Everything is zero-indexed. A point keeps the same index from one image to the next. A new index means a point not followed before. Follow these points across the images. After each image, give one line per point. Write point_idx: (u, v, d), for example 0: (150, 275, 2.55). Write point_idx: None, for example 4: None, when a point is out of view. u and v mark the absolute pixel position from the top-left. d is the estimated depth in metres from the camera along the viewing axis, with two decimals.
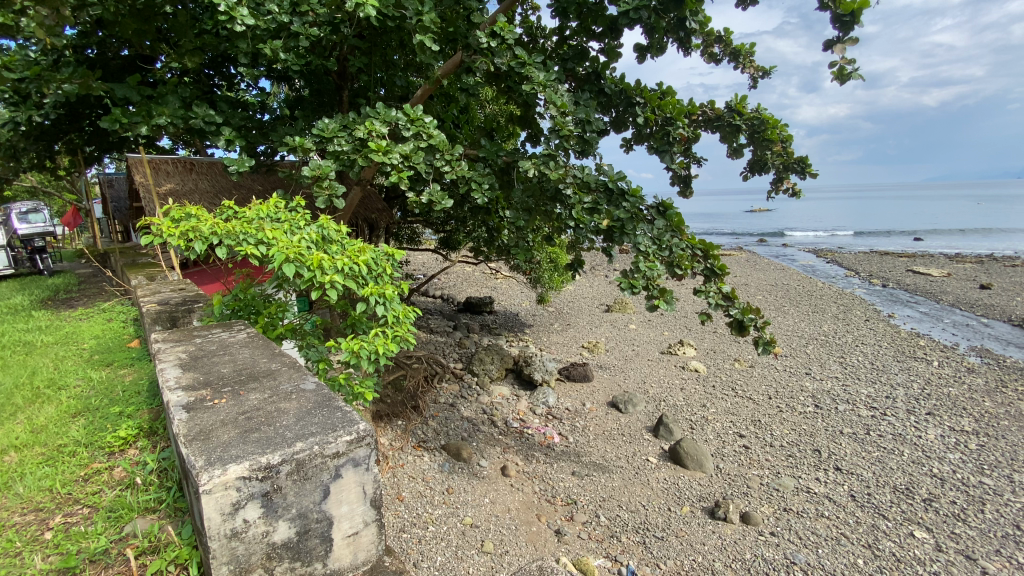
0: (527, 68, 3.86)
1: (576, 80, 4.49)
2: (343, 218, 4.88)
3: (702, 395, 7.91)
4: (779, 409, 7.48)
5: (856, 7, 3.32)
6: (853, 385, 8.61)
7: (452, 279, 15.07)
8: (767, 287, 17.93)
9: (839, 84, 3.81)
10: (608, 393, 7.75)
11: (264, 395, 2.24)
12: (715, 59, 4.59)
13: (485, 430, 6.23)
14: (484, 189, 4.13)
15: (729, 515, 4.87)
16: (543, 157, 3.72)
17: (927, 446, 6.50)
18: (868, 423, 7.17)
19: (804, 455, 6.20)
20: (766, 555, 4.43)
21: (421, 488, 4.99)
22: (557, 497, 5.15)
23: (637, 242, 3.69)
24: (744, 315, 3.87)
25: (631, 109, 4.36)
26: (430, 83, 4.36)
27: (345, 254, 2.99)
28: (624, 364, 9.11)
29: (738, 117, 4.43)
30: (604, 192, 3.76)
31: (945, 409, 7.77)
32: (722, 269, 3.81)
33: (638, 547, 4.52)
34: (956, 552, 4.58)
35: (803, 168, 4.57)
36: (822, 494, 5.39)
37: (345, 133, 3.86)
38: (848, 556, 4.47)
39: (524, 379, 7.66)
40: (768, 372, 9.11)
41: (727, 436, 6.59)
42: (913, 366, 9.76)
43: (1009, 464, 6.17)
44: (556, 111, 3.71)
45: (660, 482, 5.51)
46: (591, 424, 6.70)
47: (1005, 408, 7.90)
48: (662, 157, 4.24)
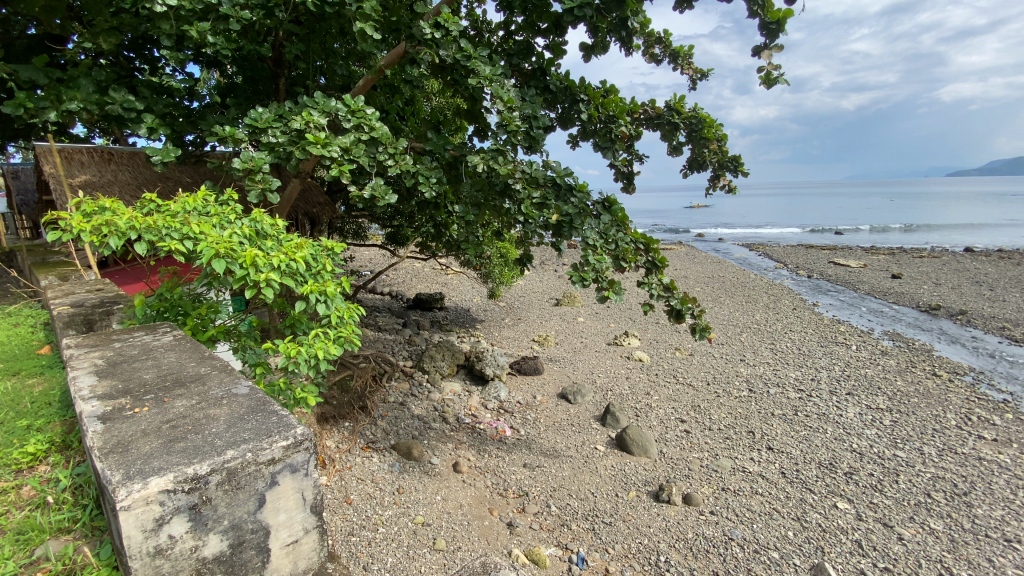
0: (472, 61, 3.80)
1: (523, 76, 4.48)
2: (281, 213, 4.66)
3: (647, 383, 8.22)
4: (717, 394, 7.90)
5: (782, 15, 3.52)
6: (783, 370, 9.23)
7: (400, 275, 14.82)
8: (705, 279, 18.85)
9: (766, 88, 4.02)
10: (557, 385, 7.88)
11: (191, 401, 2.10)
12: (656, 60, 4.72)
13: (436, 428, 6.16)
14: (430, 184, 4.05)
15: (672, 497, 5.08)
16: (491, 151, 3.69)
17: (847, 424, 7.07)
18: (796, 404, 7.70)
19: (740, 437, 6.58)
20: (706, 533, 4.66)
21: (370, 490, 4.87)
22: (509, 490, 5.19)
23: (585, 236, 3.76)
24: (683, 304, 4.03)
25: (576, 106, 4.41)
26: (372, 73, 4.22)
27: (281, 251, 2.85)
28: (573, 356, 9.31)
29: (677, 115, 4.59)
30: (552, 187, 3.79)
31: (863, 389, 8.48)
32: (662, 262, 3.95)
33: (588, 534, 4.63)
34: (874, 520, 4.99)
35: (736, 166, 4.81)
36: (756, 473, 5.74)
37: (280, 124, 3.68)
38: (779, 529, 4.77)
39: (475, 374, 7.64)
40: (706, 359, 9.59)
41: (670, 422, 6.88)
42: (835, 351, 10.58)
43: (916, 437, 6.81)
44: (503, 105, 3.66)
45: (608, 469, 5.67)
46: (542, 416, 6.80)
47: (913, 386, 8.73)
48: (606, 154, 4.31)
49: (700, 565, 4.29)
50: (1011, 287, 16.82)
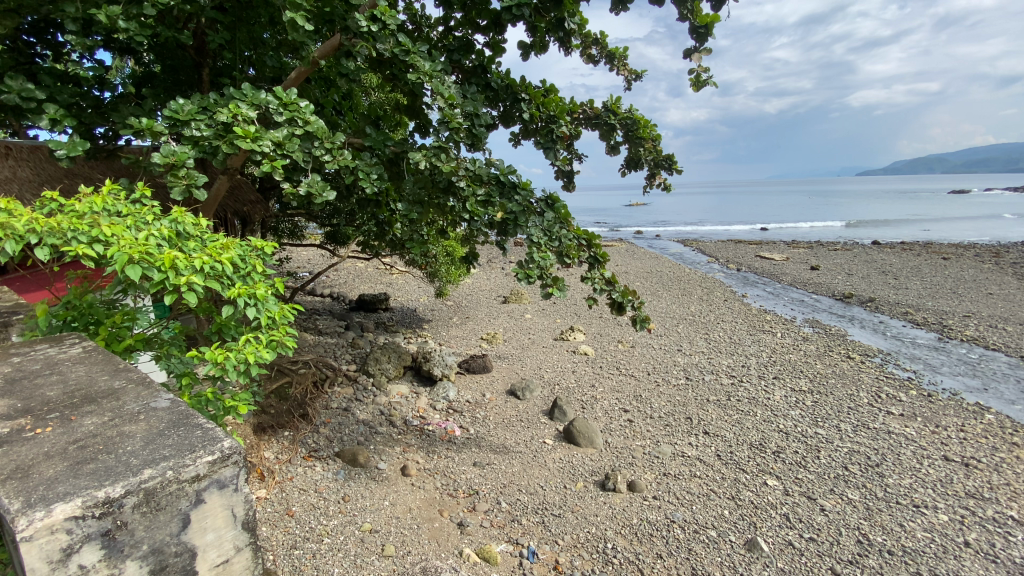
0: (411, 56, 3.73)
1: (463, 72, 4.44)
2: (208, 212, 4.36)
3: (592, 376, 8.44)
4: (657, 383, 8.25)
5: (709, 20, 3.70)
6: (716, 358, 9.78)
7: (342, 276, 14.34)
8: (644, 274, 19.58)
9: (696, 90, 4.22)
10: (506, 382, 7.92)
11: (103, 418, 1.93)
12: (592, 61, 4.83)
13: (383, 432, 6.02)
14: (371, 180, 3.93)
15: (618, 485, 5.25)
16: (433, 149, 3.57)
17: (774, 406, 7.60)
18: (729, 390, 8.17)
19: (679, 423, 6.91)
20: (650, 517, 4.86)
21: (313, 500, 4.68)
22: (459, 490, 5.16)
23: (529, 234, 3.77)
24: (624, 297, 4.15)
25: (518, 105, 4.42)
26: (305, 64, 4.03)
27: (205, 252, 2.67)
28: (521, 353, 9.39)
29: (613, 116, 4.72)
30: (496, 185, 3.77)
31: (787, 372, 9.15)
32: (603, 257, 4.06)
33: (538, 527, 4.69)
34: (800, 494, 5.38)
35: (670, 165, 5.02)
36: (694, 456, 6.04)
37: (204, 116, 3.43)
38: (716, 509, 5.05)
39: (423, 375, 7.54)
40: (647, 351, 9.98)
41: (615, 413, 7.10)
42: (762, 338, 11.33)
43: (834, 415, 7.42)
44: (444, 102, 3.62)
45: (556, 462, 5.78)
46: (491, 414, 6.81)
47: (830, 368, 9.51)
48: (549, 153, 4.35)
49: (645, 549, 4.45)
50: (911, 276, 18.68)
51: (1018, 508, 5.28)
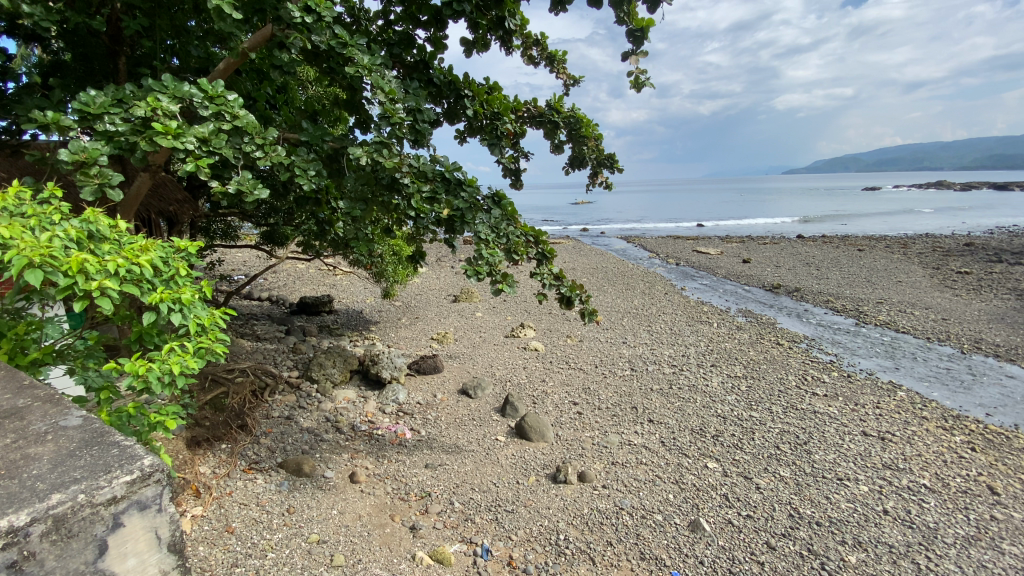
0: (349, 49, 3.60)
1: (404, 67, 4.33)
2: (127, 213, 4.03)
3: (542, 371, 8.56)
4: (604, 375, 8.50)
5: (645, 24, 3.82)
6: (659, 348, 10.19)
7: (281, 278, 13.72)
8: (590, 270, 20.06)
9: (635, 91, 4.35)
10: (457, 381, 7.87)
11: (2, 439, 1.77)
12: (534, 61, 4.86)
13: (329, 439, 5.82)
14: (309, 177, 3.76)
15: (569, 477, 5.36)
16: (375, 144, 3.43)
17: (713, 392, 8.02)
18: (672, 379, 8.53)
19: (625, 413, 7.14)
20: (600, 506, 4.99)
21: (255, 514, 4.45)
22: (410, 493, 5.07)
23: (477, 231, 3.75)
24: (572, 291, 4.21)
25: (461, 102, 4.38)
26: (233, 56, 3.79)
27: (121, 255, 2.46)
28: (471, 351, 9.36)
29: (556, 114, 4.78)
30: (441, 181, 3.71)
31: (724, 359, 9.69)
32: (551, 253, 4.11)
33: (492, 524, 4.69)
34: (737, 474, 5.70)
35: (612, 163, 5.16)
36: (640, 444, 6.27)
37: (120, 109, 3.16)
38: (662, 493, 5.26)
39: (371, 378, 7.35)
40: (594, 344, 10.24)
41: (565, 406, 7.23)
42: (701, 328, 11.93)
43: (766, 398, 7.93)
44: (385, 97, 3.52)
45: (508, 458, 5.81)
46: (442, 414, 6.75)
47: (762, 354, 10.15)
48: (493, 150, 4.33)
49: (596, 538, 4.57)
50: (831, 266, 20.26)
51: (926, 476, 5.83)
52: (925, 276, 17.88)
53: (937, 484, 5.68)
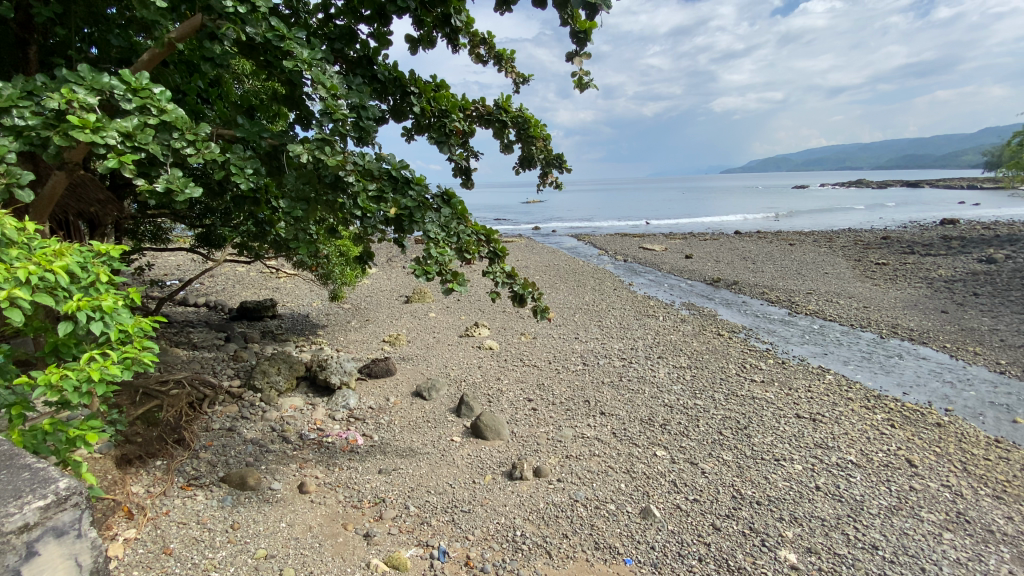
0: (287, 43, 3.44)
1: (347, 63, 4.19)
2: (40, 215, 3.69)
3: (497, 369, 8.58)
4: (557, 371, 8.63)
5: (588, 26, 3.89)
6: (609, 342, 10.47)
7: (219, 282, 13.00)
8: (542, 267, 20.28)
9: (580, 92, 4.42)
10: (411, 383, 7.76)
11: None
12: (481, 60, 4.85)
13: (275, 450, 5.58)
14: (246, 175, 3.56)
15: (524, 472, 5.42)
16: (316, 141, 3.29)
17: (660, 382, 8.33)
18: (622, 372, 8.79)
19: (578, 406, 7.29)
20: (555, 500, 5.07)
21: (195, 533, 4.19)
22: (364, 500, 4.95)
23: (427, 230, 3.69)
24: (524, 289, 4.23)
25: (408, 99, 4.30)
26: (159, 47, 3.53)
27: (30, 260, 2.24)
28: (424, 352, 9.24)
29: (505, 114, 4.78)
30: (388, 180, 3.61)
31: (669, 351, 10.08)
32: (503, 251, 4.11)
33: (448, 526, 4.66)
34: (684, 460, 5.95)
35: (561, 164, 5.24)
36: (593, 437, 6.42)
37: (29, 101, 2.88)
38: (614, 483, 5.41)
39: (320, 385, 7.11)
40: (547, 340, 10.38)
41: (519, 403, 7.29)
42: (648, 322, 12.35)
43: (709, 386, 8.33)
44: (326, 93, 3.37)
45: (464, 458, 5.79)
46: (396, 418, 6.62)
47: (704, 345, 10.64)
48: (442, 148, 4.27)
49: (551, 531, 4.63)
50: (766, 260, 21.52)
51: (853, 452, 6.31)
52: (849, 268, 19.34)
53: (862, 459, 6.16)
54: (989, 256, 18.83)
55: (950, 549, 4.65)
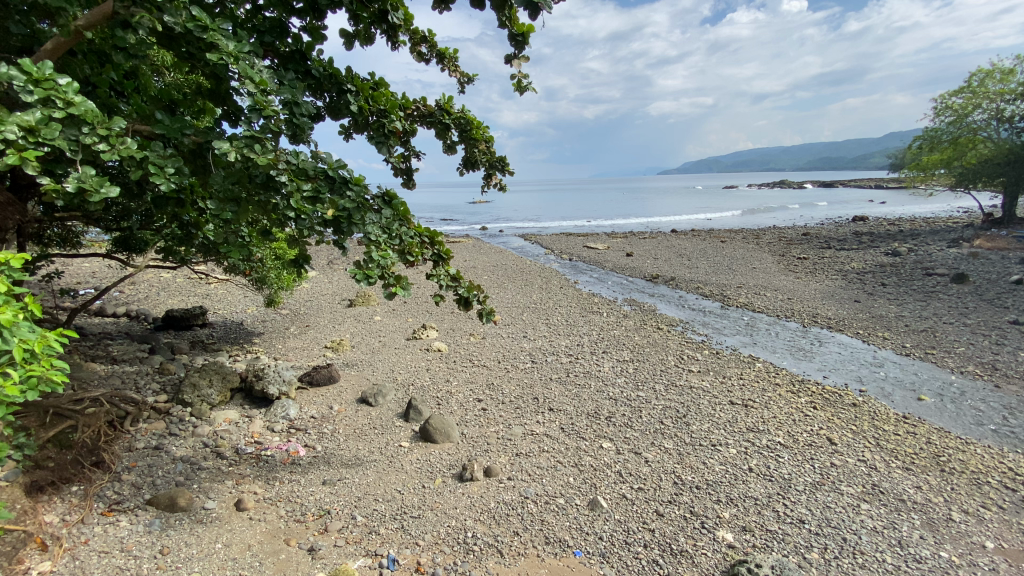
0: (211, 34, 3.21)
1: (278, 57, 3.94)
2: None
3: (445, 371, 8.52)
4: (506, 370, 8.68)
5: (525, 29, 3.94)
6: (556, 339, 10.64)
7: (141, 290, 12.06)
8: (489, 267, 20.31)
9: (520, 94, 4.46)
10: (356, 390, 7.53)
11: None
12: (423, 59, 4.77)
13: (209, 467, 5.25)
14: (167, 176, 3.29)
15: (475, 474, 5.39)
16: (245, 139, 3.10)
17: (606, 377, 8.58)
18: (569, 368, 8.96)
19: (527, 404, 7.36)
20: (505, 498, 5.09)
21: (119, 562, 3.86)
22: (307, 513, 4.75)
23: (367, 232, 3.57)
24: (469, 292, 4.20)
25: (345, 97, 4.14)
26: (63, 35, 3.21)
27: None
28: (370, 357, 9.00)
29: (446, 115, 4.74)
30: (325, 180, 3.45)
31: (613, 346, 10.40)
32: (447, 253, 4.06)
33: (397, 533, 4.56)
34: (629, 451, 6.16)
35: (504, 166, 5.26)
36: (542, 433, 6.51)
37: None
38: (564, 478, 5.51)
39: (256, 396, 6.75)
40: (496, 340, 10.42)
41: (469, 404, 7.26)
42: (593, 318, 12.67)
43: (651, 378, 8.67)
44: (255, 88, 3.18)
45: (413, 463, 5.69)
46: (340, 427, 6.41)
47: (646, 338, 11.06)
48: (382, 149, 4.17)
49: (502, 530, 4.65)
50: (701, 256, 22.67)
51: (781, 434, 6.77)
52: (775, 262, 20.74)
53: (789, 440, 6.62)
54: (893, 249, 20.79)
55: (866, 518, 5.08)
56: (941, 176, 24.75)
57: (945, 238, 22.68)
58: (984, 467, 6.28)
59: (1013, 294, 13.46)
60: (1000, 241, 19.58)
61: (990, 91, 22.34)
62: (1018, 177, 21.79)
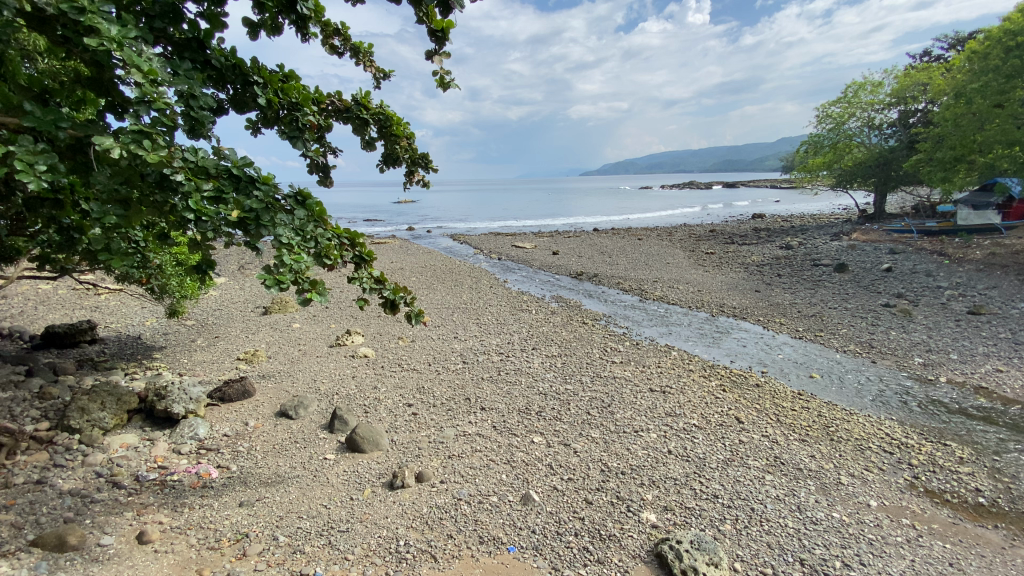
0: (88, 15, 2.83)
1: (172, 45, 3.46)
2: None
3: (373, 377, 8.27)
4: (437, 372, 8.58)
5: (445, 25, 3.90)
6: (487, 339, 10.69)
7: (13, 304, 10.58)
8: (417, 268, 19.97)
9: (442, 91, 4.41)
10: (274, 403, 7.10)
11: None
12: (336, 52, 4.59)
13: (103, 499, 4.71)
14: (37, 174, 2.84)
15: (406, 480, 5.28)
16: (132, 134, 2.77)
17: (535, 372, 8.75)
18: (500, 366, 9.05)
19: (459, 405, 7.33)
20: (438, 502, 5.04)
21: None
22: (222, 539, 4.40)
23: (278, 234, 3.33)
24: (395, 294, 4.10)
25: (251, 89, 3.86)
26: None
27: None
28: (290, 367, 8.53)
29: (364, 110, 4.59)
30: (228, 179, 3.22)
31: (543, 342, 10.63)
32: (369, 255, 3.92)
33: (324, 549, 4.36)
34: (559, 443, 6.32)
35: (426, 163, 5.19)
36: (474, 433, 6.51)
37: None
38: (496, 475, 5.55)
39: (159, 416, 6.15)
40: (426, 342, 10.27)
41: (399, 409, 7.09)
42: (522, 316, 12.89)
43: (578, 371, 8.97)
44: (144, 79, 2.87)
45: (340, 476, 5.46)
46: (258, 443, 6.01)
47: (573, 333, 11.42)
48: (296, 144, 3.95)
49: (436, 534, 4.59)
50: (622, 253, 23.76)
51: (696, 417, 7.28)
52: (686, 257, 22.23)
53: (703, 422, 7.12)
54: (787, 243, 23.01)
55: (771, 488, 5.59)
56: (825, 176, 27.75)
57: (830, 232, 25.47)
58: (865, 434, 7.13)
59: (884, 280, 15.40)
60: (873, 234, 22.31)
61: (862, 102, 25.37)
62: (885, 178, 24.95)
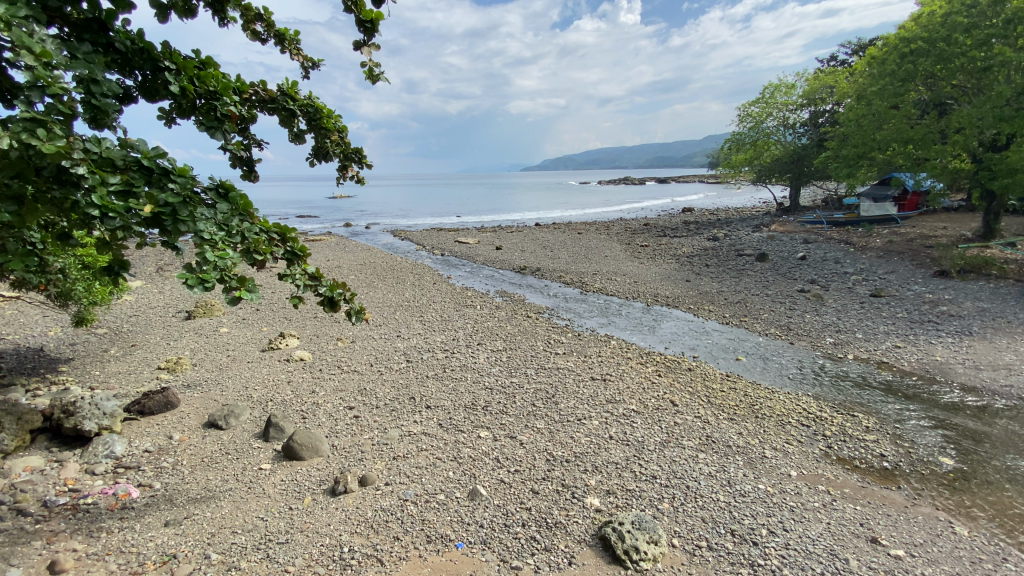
0: None
1: (69, 26, 3.14)
2: None
3: (311, 381, 7.95)
4: (379, 372, 8.39)
5: (374, 16, 3.80)
6: (431, 336, 10.58)
7: None
8: (357, 266, 19.37)
9: (372, 83, 4.29)
10: (202, 414, 6.66)
11: None
12: (259, 38, 4.33)
13: (5, 530, 4.23)
14: None
15: (349, 485, 5.14)
16: (23, 122, 2.49)
17: (480, 367, 8.78)
18: (444, 363, 8.98)
19: (403, 405, 7.22)
20: (383, 505, 4.95)
21: None
22: (146, 562, 4.10)
23: (199, 229, 3.10)
24: (332, 291, 3.94)
25: (162, 76, 3.56)
26: None
27: None
28: (218, 374, 8.03)
29: (291, 101, 4.38)
30: (139, 171, 2.94)
31: (488, 337, 10.66)
32: (302, 250, 3.75)
33: (262, 564, 4.17)
34: (506, 436, 6.39)
35: (359, 158, 5.05)
36: (419, 432, 6.44)
37: None
38: (443, 473, 5.53)
39: (68, 434, 5.60)
40: (367, 342, 10.00)
41: (340, 413, 6.88)
42: (466, 311, 12.85)
43: (523, 364, 9.08)
44: (34, 62, 2.57)
45: (278, 485, 5.23)
46: (185, 458, 5.63)
47: (516, 327, 11.53)
48: (215, 136, 3.69)
49: (381, 537, 4.51)
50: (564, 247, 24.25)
51: (635, 402, 7.60)
52: (623, 250, 23.05)
53: (641, 407, 7.44)
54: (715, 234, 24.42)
55: (704, 466, 5.95)
56: (748, 172, 29.65)
57: (753, 224, 27.27)
58: (785, 410, 7.74)
59: (799, 268, 16.72)
60: (790, 225, 24.14)
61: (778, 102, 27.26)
62: (799, 174, 27.04)
